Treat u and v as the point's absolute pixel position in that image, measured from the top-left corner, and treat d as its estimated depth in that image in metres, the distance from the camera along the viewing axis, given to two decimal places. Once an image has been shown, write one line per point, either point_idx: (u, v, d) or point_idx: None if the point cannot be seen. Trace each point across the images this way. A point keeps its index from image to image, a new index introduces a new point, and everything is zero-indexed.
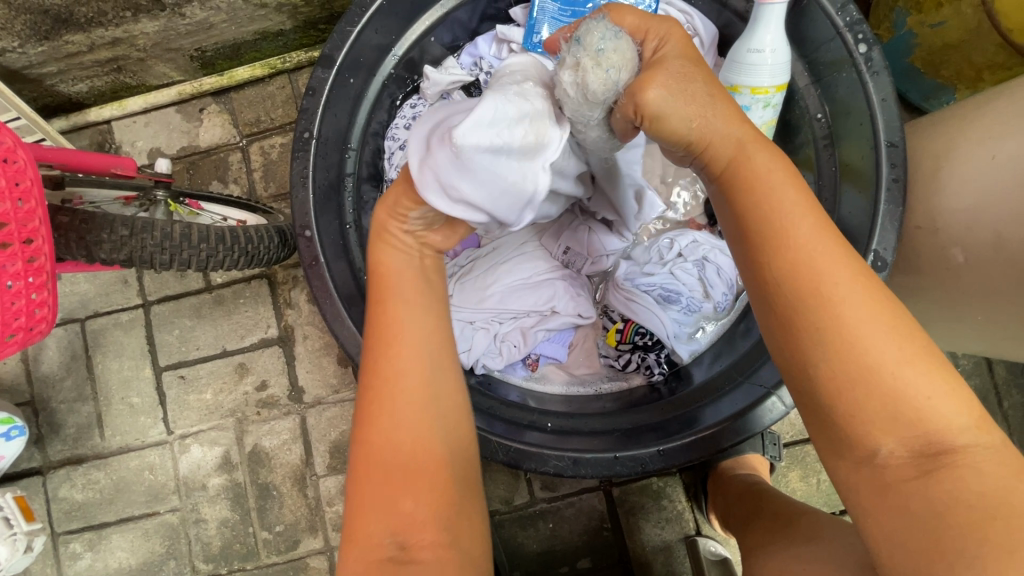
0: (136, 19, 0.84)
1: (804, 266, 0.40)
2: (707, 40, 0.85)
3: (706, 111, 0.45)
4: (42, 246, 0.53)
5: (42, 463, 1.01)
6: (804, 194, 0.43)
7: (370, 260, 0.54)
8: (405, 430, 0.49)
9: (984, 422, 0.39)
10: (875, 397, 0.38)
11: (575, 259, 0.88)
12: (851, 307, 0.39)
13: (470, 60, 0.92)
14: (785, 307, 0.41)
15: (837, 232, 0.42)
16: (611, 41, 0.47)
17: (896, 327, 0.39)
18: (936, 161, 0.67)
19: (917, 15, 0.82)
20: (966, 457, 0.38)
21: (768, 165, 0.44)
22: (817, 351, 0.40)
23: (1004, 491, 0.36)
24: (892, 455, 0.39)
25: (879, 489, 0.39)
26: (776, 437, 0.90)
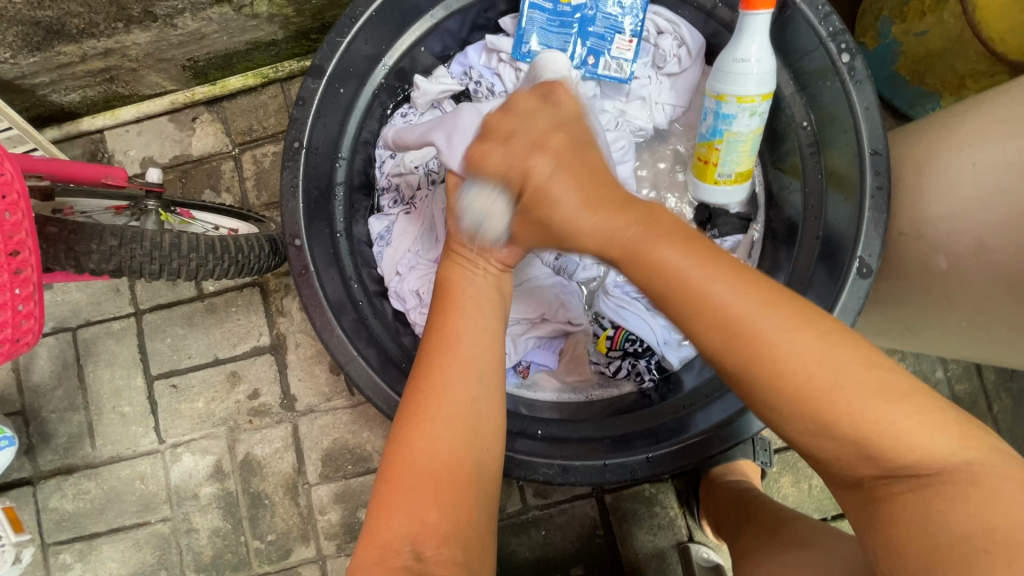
0: (128, 30, 0.85)
1: (738, 329, 0.43)
2: (695, 50, 0.86)
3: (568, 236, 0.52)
4: (28, 258, 0.53)
5: (33, 473, 1.01)
6: (716, 256, 0.46)
7: (444, 276, 0.66)
8: (441, 439, 0.54)
9: (968, 437, 0.40)
10: (840, 437, 0.41)
11: (567, 265, 0.87)
12: (793, 365, 0.41)
13: (461, 69, 0.93)
14: (734, 374, 0.44)
15: (755, 284, 0.44)
16: (486, 211, 0.61)
17: (843, 372, 0.41)
18: (919, 169, 0.68)
19: (901, 24, 0.83)
20: (957, 476, 0.39)
21: (670, 245, 0.47)
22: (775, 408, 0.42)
23: (1002, 506, 0.37)
24: (883, 484, 0.41)
25: (873, 512, 0.41)
26: (766, 442, 0.91)
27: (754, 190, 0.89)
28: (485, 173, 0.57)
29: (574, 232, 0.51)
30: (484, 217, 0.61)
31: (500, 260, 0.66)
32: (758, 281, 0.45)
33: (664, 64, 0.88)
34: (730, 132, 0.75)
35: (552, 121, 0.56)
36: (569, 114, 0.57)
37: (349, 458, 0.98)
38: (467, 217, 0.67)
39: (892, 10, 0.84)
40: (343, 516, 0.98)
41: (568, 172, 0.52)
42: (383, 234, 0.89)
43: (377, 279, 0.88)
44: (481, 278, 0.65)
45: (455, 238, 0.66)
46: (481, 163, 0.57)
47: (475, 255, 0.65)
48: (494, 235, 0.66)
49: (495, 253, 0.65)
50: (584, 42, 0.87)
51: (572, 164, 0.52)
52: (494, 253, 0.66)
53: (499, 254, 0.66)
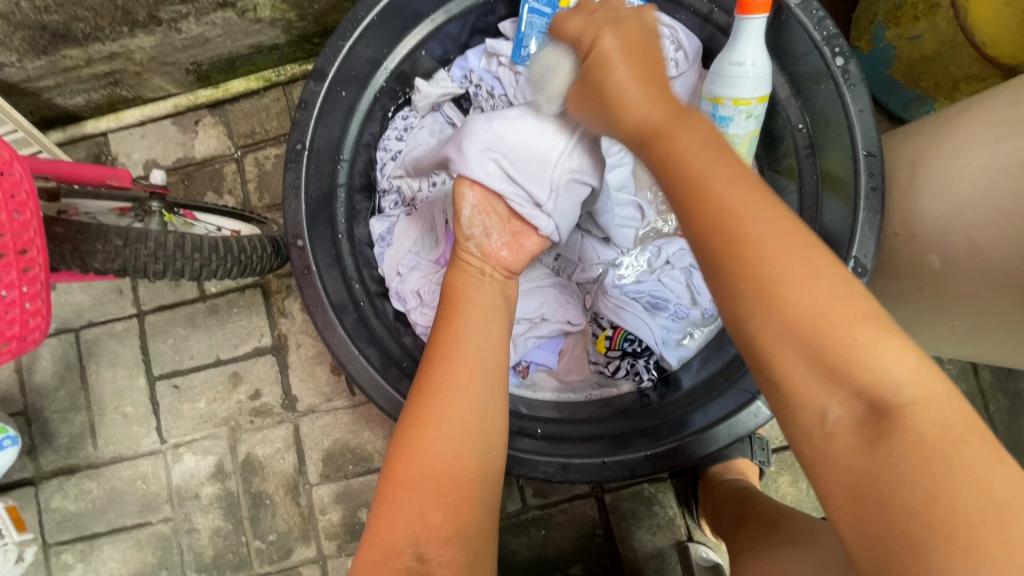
0: (133, 34, 0.86)
1: (721, 215, 0.40)
2: (691, 53, 0.86)
3: (613, 101, 0.50)
4: (36, 256, 0.54)
5: (34, 473, 1.01)
6: (721, 151, 0.43)
7: (449, 283, 0.68)
8: (445, 440, 0.55)
9: (931, 381, 0.36)
10: (810, 347, 0.37)
11: (565, 266, 0.91)
12: (773, 261, 0.38)
13: (461, 73, 0.95)
14: (712, 260, 0.40)
15: (752, 182, 0.41)
16: (552, 67, 0.57)
17: (818, 275, 0.38)
18: (913, 170, 0.69)
19: (895, 28, 0.84)
20: (909, 417, 0.35)
21: (683, 133, 0.44)
22: (743, 305, 0.38)
23: (954, 462, 0.33)
24: (839, 421, 0.37)
25: (831, 460, 0.37)
26: (764, 441, 0.92)
27: None
28: (563, 39, 0.56)
29: (617, 105, 0.49)
30: (550, 73, 0.58)
31: (505, 266, 0.71)
32: (760, 185, 0.42)
33: None
34: (726, 134, 0.77)
35: (633, 8, 0.54)
36: (627, 12, 0.54)
37: (350, 458, 0.99)
38: (473, 227, 0.70)
39: (886, 15, 0.85)
40: (344, 516, 0.98)
41: (629, 47, 0.51)
42: (383, 235, 0.90)
43: (378, 280, 0.89)
44: (487, 284, 0.69)
45: (463, 248, 0.70)
46: (564, 23, 0.56)
47: (481, 263, 0.70)
48: (497, 243, 0.71)
49: (499, 257, 0.71)
50: None
51: (633, 50, 0.51)
52: (500, 259, 0.71)
53: (504, 259, 0.71)
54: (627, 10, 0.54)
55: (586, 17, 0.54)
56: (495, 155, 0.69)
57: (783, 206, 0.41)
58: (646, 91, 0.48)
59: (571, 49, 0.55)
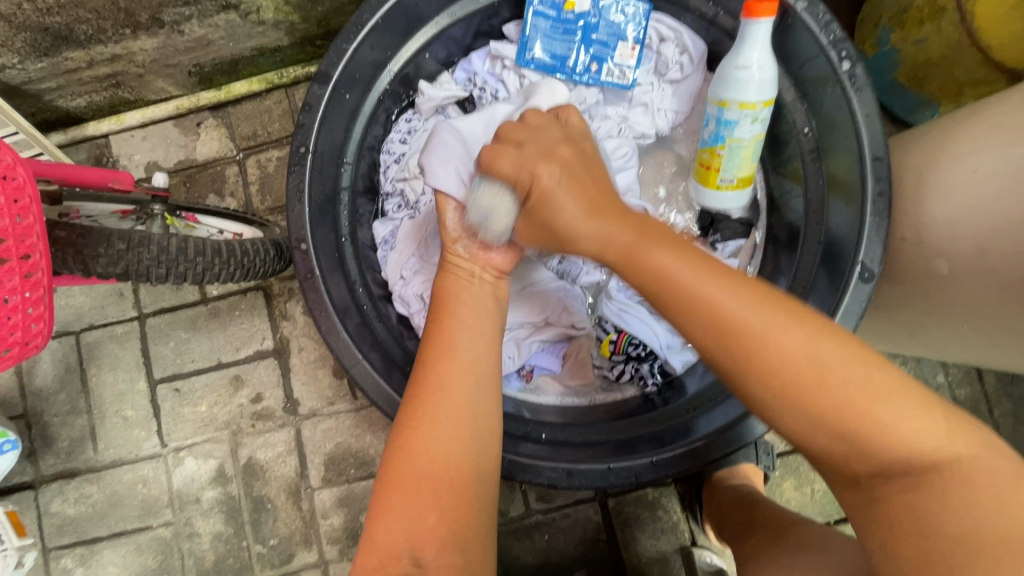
0: (135, 36, 0.86)
1: (732, 327, 0.44)
2: (697, 56, 0.87)
3: (571, 239, 0.55)
4: (39, 261, 0.53)
5: (34, 477, 1.01)
6: (700, 262, 0.48)
7: (438, 285, 0.67)
8: (440, 443, 0.55)
9: (956, 428, 0.41)
10: (850, 434, 0.41)
11: (569, 270, 0.89)
12: (785, 367, 0.42)
13: (465, 76, 0.94)
14: (736, 375, 0.44)
15: (747, 289, 0.45)
16: (492, 207, 0.62)
17: (837, 364, 0.41)
18: (920, 175, 0.69)
19: (901, 32, 0.84)
20: (952, 471, 0.39)
21: (663, 250, 0.49)
22: (781, 416, 0.43)
23: (994, 502, 0.38)
24: (885, 484, 0.41)
25: (881, 516, 0.41)
26: (769, 447, 0.93)
27: (756, 196, 0.90)
28: (498, 175, 0.60)
29: (574, 239, 0.55)
30: (492, 213, 0.62)
31: (496, 266, 0.68)
32: (749, 285, 0.46)
33: (666, 71, 0.90)
34: (732, 137, 0.76)
35: (561, 137, 0.61)
36: (555, 134, 0.61)
37: (352, 462, 0.98)
38: (461, 232, 0.68)
39: (891, 18, 0.86)
40: (346, 521, 0.97)
41: (569, 180, 0.56)
42: (387, 238, 0.89)
43: (381, 284, 0.88)
44: (477, 286, 0.66)
45: (451, 250, 0.68)
46: (495, 165, 0.60)
47: (470, 264, 0.67)
48: (491, 246, 0.67)
49: (488, 258, 0.68)
50: (587, 50, 0.88)
51: (572, 178, 0.56)
52: (490, 260, 0.68)
53: (496, 260, 0.68)
54: (572, 138, 0.62)
55: (516, 157, 0.58)
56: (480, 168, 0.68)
57: (778, 300, 0.45)
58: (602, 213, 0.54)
59: (509, 184, 0.59)
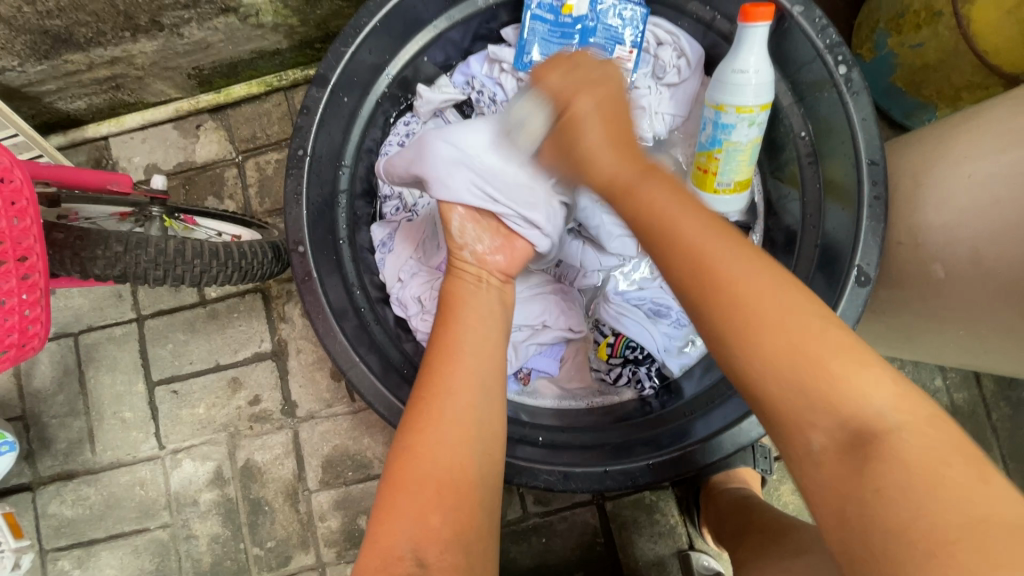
0: (135, 39, 0.86)
1: (700, 262, 0.44)
2: (694, 60, 0.88)
3: (586, 163, 0.56)
4: (36, 263, 0.53)
5: (32, 479, 1.01)
6: (687, 202, 0.48)
7: (446, 291, 0.68)
8: (445, 444, 0.55)
9: (910, 405, 0.38)
10: (795, 374, 0.39)
11: (567, 272, 0.91)
12: (749, 299, 0.41)
13: (463, 79, 0.95)
14: (695, 309, 0.44)
15: (726, 231, 0.45)
16: (527, 119, 0.65)
17: (793, 311, 0.41)
18: (917, 179, 0.69)
19: (897, 37, 0.84)
20: (894, 443, 0.37)
21: (658, 188, 0.50)
22: (728, 354, 0.42)
23: (934, 480, 0.35)
24: (824, 449, 0.39)
25: (821, 483, 0.39)
26: (768, 450, 0.90)
27: (754, 199, 0.90)
28: (542, 87, 0.61)
29: (590, 162, 0.55)
30: (527, 119, 0.64)
31: (499, 270, 0.72)
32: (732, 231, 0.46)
33: (664, 74, 0.90)
34: (729, 141, 0.76)
35: (603, 76, 0.61)
36: (602, 70, 0.61)
37: (349, 465, 0.98)
38: (466, 237, 0.72)
39: (888, 22, 0.86)
40: (343, 523, 0.97)
41: (601, 111, 0.57)
42: (384, 241, 0.90)
43: (379, 286, 0.88)
44: (484, 290, 0.68)
45: (458, 256, 0.71)
46: (542, 80, 0.62)
47: (474, 268, 0.70)
48: (492, 249, 0.72)
49: (494, 262, 0.71)
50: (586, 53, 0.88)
51: (609, 109, 0.58)
52: (493, 264, 0.71)
53: (497, 263, 0.71)
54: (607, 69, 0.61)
55: (564, 74, 0.61)
56: (476, 177, 0.71)
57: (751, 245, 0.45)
58: (615, 148, 0.55)
59: (548, 103, 0.61)
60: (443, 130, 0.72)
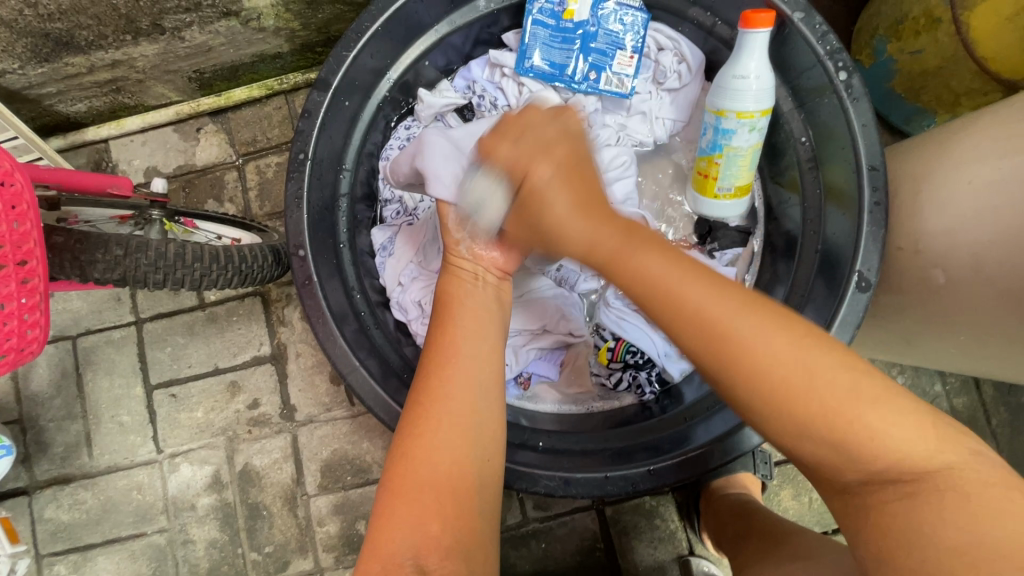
0: (136, 42, 0.86)
1: (719, 337, 0.44)
2: (695, 65, 0.88)
3: (561, 235, 0.54)
4: (36, 267, 0.53)
5: (28, 483, 1.00)
6: (694, 268, 0.47)
7: (442, 291, 0.68)
8: (442, 449, 0.54)
9: (949, 441, 0.40)
10: (831, 434, 0.41)
11: (569, 277, 0.90)
12: (774, 368, 0.42)
13: (464, 84, 0.95)
14: (721, 380, 0.45)
15: (734, 296, 0.45)
16: (486, 196, 0.61)
17: (821, 372, 0.41)
18: (917, 185, 0.70)
19: (897, 43, 0.85)
20: (945, 480, 0.39)
21: (649, 254, 0.49)
22: (760, 418, 0.44)
23: (982, 515, 0.37)
24: (862, 484, 0.42)
25: (863, 515, 0.42)
26: (768, 455, 0.89)
27: (754, 203, 0.91)
28: (493, 166, 0.57)
29: (562, 236, 0.54)
30: (487, 199, 0.61)
31: (497, 267, 0.69)
32: (738, 291, 0.46)
33: (664, 79, 0.90)
34: (729, 146, 0.76)
35: (560, 132, 0.57)
36: (553, 130, 0.56)
37: (348, 469, 0.98)
38: (464, 229, 0.69)
39: (887, 29, 0.86)
40: (342, 528, 0.97)
41: (562, 179, 0.54)
42: (385, 244, 0.90)
43: (380, 290, 0.88)
44: (481, 289, 0.67)
45: (455, 252, 0.69)
46: (492, 153, 0.57)
47: (472, 265, 0.68)
48: (489, 244, 0.68)
49: (492, 259, 0.69)
50: (586, 58, 0.88)
51: (574, 170, 0.55)
52: (491, 261, 0.69)
53: (497, 260, 0.69)
54: (555, 121, 0.57)
55: (516, 144, 0.56)
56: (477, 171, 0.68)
57: (766, 303, 0.45)
58: (589, 216, 0.52)
59: (503, 180, 0.58)
60: (443, 131, 0.73)
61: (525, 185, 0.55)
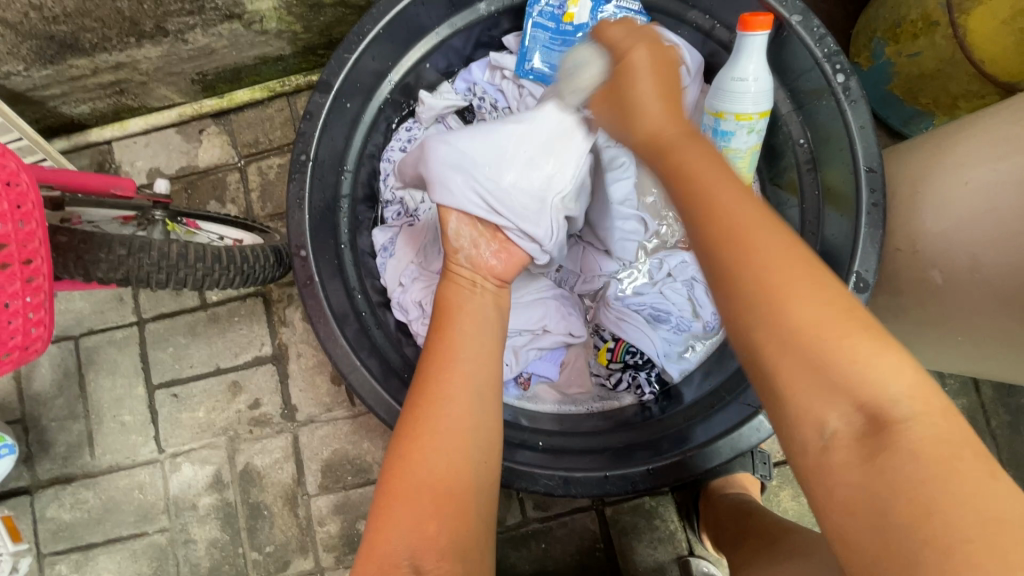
0: (140, 45, 0.87)
1: (734, 241, 0.42)
2: (695, 67, 0.86)
3: (638, 113, 0.56)
4: (41, 266, 0.54)
5: (30, 483, 1.00)
6: (723, 171, 0.48)
7: (440, 295, 0.68)
8: (439, 453, 0.55)
9: (924, 395, 0.37)
10: (813, 355, 0.38)
11: (568, 278, 0.92)
12: (772, 270, 0.40)
13: (465, 86, 0.96)
14: (717, 277, 0.43)
15: (754, 202, 0.45)
16: (580, 66, 0.65)
17: (816, 290, 0.40)
18: (914, 185, 0.70)
19: (894, 45, 0.85)
20: (903, 432, 0.36)
21: (696, 149, 0.50)
22: (749, 324, 0.40)
23: (945, 475, 0.34)
24: (837, 433, 0.38)
25: (824, 468, 0.38)
26: (766, 457, 0.91)
27: None
28: (601, 41, 0.63)
29: (640, 112, 0.56)
30: (582, 67, 0.64)
31: (495, 276, 0.71)
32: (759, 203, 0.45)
33: None
34: (728, 148, 0.77)
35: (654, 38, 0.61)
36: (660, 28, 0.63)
37: (349, 469, 0.98)
38: (462, 241, 0.71)
39: (885, 32, 0.86)
40: (342, 528, 0.97)
41: (655, 67, 0.58)
42: (386, 245, 0.90)
43: (380, 291, 0.89)
44: (478, 294, 0.68)
45: (453, 260, 0.71)
46: (603, 33, 0.63)
47: (470, 272, 0.70)
48: (487, 256, 0.71)
49: (489, 268, 0.71)
50: None
51: (661, 61, 0.59)
52: (488, 270, 0.71)
53: (495, 270, 0.71)
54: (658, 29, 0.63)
55: (627, 29, 0.62)
56: (475, 184, 0.69)
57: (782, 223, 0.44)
58: (665, 105, 0.55)
59: (605, 54, 0.62)
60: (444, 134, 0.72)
61: (625, 59, 0.59)
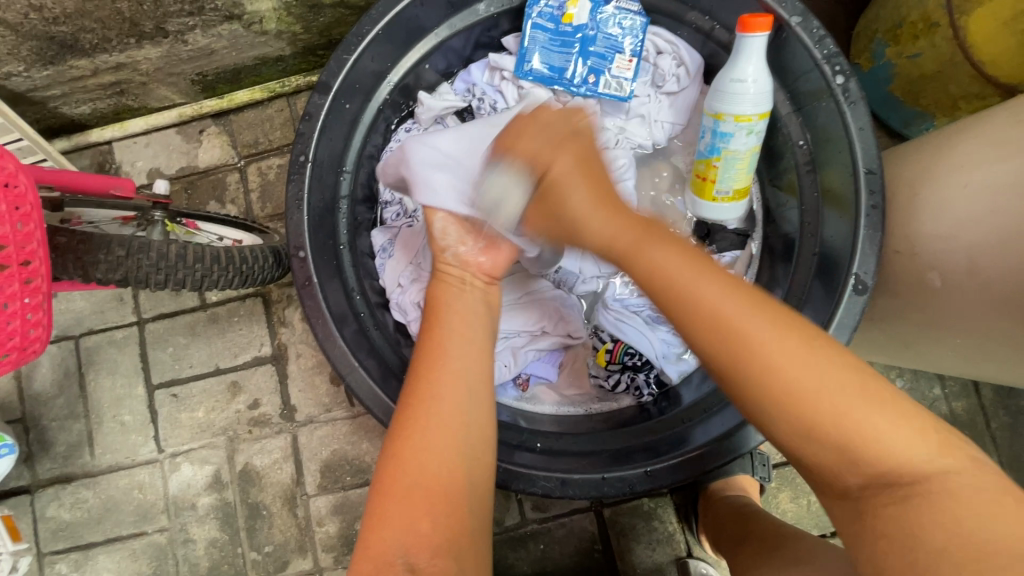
0: (140, 46, 0.87)
1: (732, 342, 0.44)
2: (693, 69, 0.88)
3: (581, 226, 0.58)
4: (39, 267, 0.54)
5: (30, 482, 1.01)
6: (698, 264, 0.49)
7: (429, 294, 0.68)
8: (432, 450, 0.55)
9: (947, 446, 0.40)
10: (833, 437, 0.41)
11: (567, 279, 0.89)
12: (773, 365, 0.42)
13: (464, 86, 0.95)
14: (724, 375, 0.45)
15: (738, 292, 0.46)
16: (505, 194, 0.65)
17: (822, 369, 0.42)
18: (913, 187, 0.70)
19: (895, 46, 0.85)
20: (935, 485, 0.38)
21: (659, 248, 0.52)
22: (765, 414, 0.44)
23: (977, 518, 0.36)
24: (862, 486, 0.41)
25: (858, 518, 0.41)
26: (766, 458, 0.89)
27: (753, 206, 0.91)
28: (514, 157, 0.63)
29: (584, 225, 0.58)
30: (507, 194, 0.65)
31: (484, 271, 0.71)
32: (742, 288, 0.47)
33: (663, 83, 0.90)
34: (727, 149, 0.77)
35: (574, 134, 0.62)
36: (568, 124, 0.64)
37: (348, 470, 0.98)
38: (449, 237, 0.72)
39: (886, 33, 0.86)
40: (341, 528, 0.97)
41: (581, 170, 0.59)
42: (385, 246, 0.90)
43: (379, 291, 0.89)
44: (468, 292, 0.68)
45: (441, 257, 0.71)
46: (513, 147, 0.63)
47: (459, 270, 0.70)
48: (474, 251, 0.71)
49: (477, 263, 0.71)
50: (586, 62, 0.89)
51: (586, 167, 0.60)
52: (477, 266, 0.71)
53: (484, 266, 0.71)
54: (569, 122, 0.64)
55: (533, 137, 0.62)
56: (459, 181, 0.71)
57: (769, 301, 0.46)
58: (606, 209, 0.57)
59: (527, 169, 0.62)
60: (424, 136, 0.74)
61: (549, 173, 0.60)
